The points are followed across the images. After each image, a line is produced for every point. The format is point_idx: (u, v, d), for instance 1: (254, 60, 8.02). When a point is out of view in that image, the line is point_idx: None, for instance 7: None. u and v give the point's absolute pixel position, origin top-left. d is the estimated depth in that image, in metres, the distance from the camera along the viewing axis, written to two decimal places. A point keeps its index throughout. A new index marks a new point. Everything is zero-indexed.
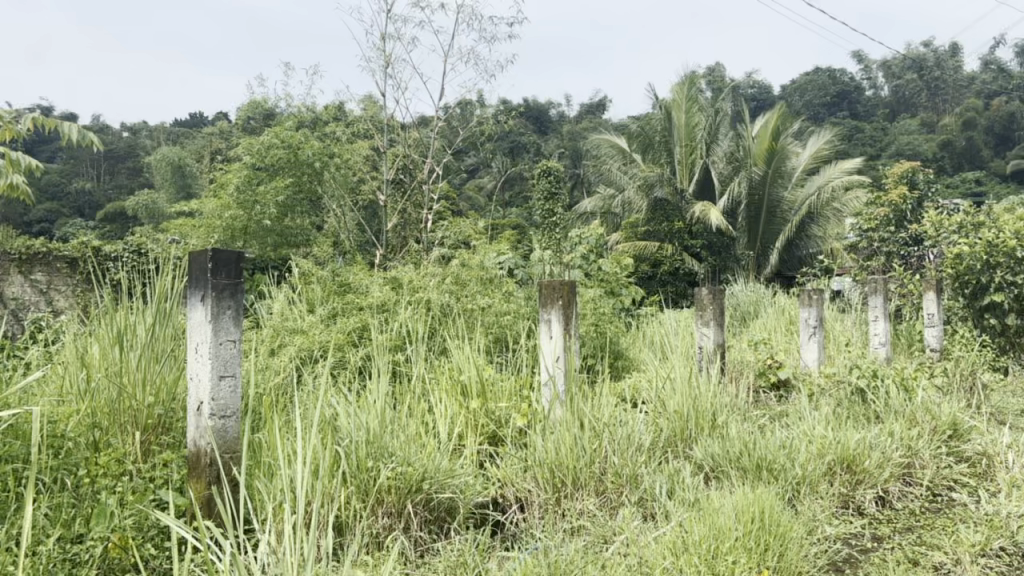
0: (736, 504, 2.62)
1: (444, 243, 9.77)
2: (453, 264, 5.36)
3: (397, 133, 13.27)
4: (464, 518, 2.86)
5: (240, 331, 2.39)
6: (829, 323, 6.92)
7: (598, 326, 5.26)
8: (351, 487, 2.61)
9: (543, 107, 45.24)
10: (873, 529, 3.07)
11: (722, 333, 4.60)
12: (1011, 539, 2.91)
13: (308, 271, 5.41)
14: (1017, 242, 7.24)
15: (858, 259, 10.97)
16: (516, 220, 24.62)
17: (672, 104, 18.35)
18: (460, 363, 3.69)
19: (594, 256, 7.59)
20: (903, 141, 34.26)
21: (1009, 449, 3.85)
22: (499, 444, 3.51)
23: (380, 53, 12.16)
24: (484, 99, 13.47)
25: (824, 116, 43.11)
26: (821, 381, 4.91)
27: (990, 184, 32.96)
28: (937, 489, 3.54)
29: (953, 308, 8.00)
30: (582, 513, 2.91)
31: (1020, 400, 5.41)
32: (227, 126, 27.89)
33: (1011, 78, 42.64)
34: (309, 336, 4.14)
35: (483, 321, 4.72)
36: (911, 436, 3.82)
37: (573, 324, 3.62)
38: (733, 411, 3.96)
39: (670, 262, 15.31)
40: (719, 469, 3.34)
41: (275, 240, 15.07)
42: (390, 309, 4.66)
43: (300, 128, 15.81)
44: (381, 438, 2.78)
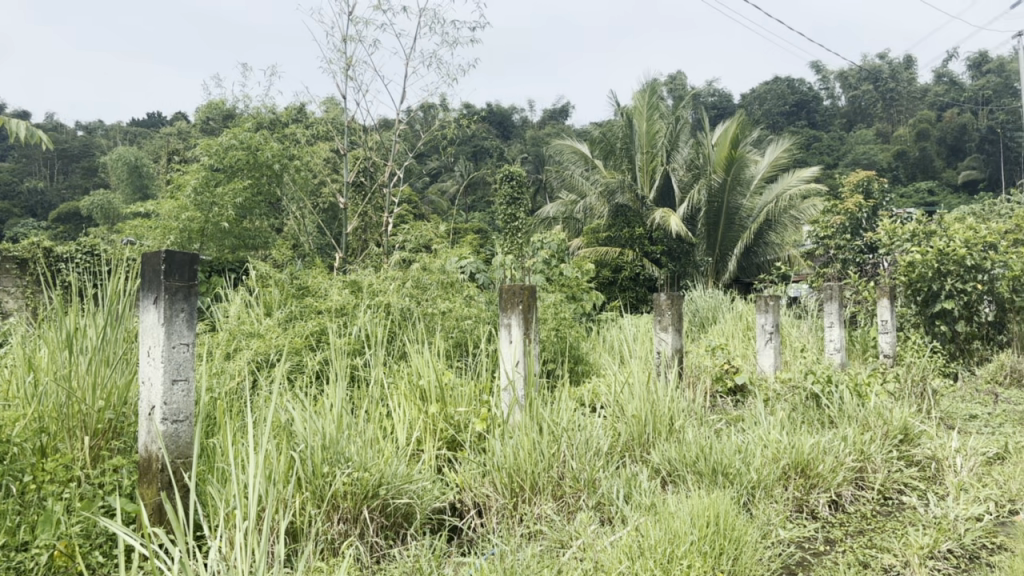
0: (692, 509, 2.65)
1: (406, 246, 9.72)
2: (414, 268, 5.33)
3: (358, 135, 13.21)
4: (420, 523, 2.85)
5: (194, 334, 2.35)
6: (785, 329, 7.00)
7: (559, 331, 5.25)
8: (306, 492, 2.59)
9: (506, 111, 45.23)
10: (825, 532, 3.11)
11: (680, 338, 4.62)
12: (957, 542, 2.99)
13: (266, 274, 5.34)
14: (966, 251, 7.45)
15: (815, 266, 11.14)
16: (477, 226, 24.53)
17: (633, 111, 18.26)
18: (419, 366, 3.66)
19: (555, 262, 7.59)
20: (858, 151, 34.93)
21: (956, 454, 3.96)
22: (458, 449, 3.48)
23: (342, 55, 12.15)
24: (446, 103, 13.46)
25: (782, 124, 43.68)
26: (777, 386, 4.96)
27: (943, 195, 33.74)
28: (888, 492, 3.60)
29: (905, 315, 8.12)
30: (540, 518, 2.91)
31: (969, 406, 5.54)
32: (185, 127, 27.51)
33: (963, 90, 43.66)
34: (265, 340, 4.09)
35: (443, 325, 4.69)
36: (864, 441, 3.87)
37: (533, 329, 3.63)
38: (691, 416, 4.00)
39: (631, 267, 15.09)
40: (676, 473, 3.38)
41: (233, 243, 14.85)
42: (349, 313, 4.61)
43: (259, 129, 15.60)
44: (336, 443, 2.75)
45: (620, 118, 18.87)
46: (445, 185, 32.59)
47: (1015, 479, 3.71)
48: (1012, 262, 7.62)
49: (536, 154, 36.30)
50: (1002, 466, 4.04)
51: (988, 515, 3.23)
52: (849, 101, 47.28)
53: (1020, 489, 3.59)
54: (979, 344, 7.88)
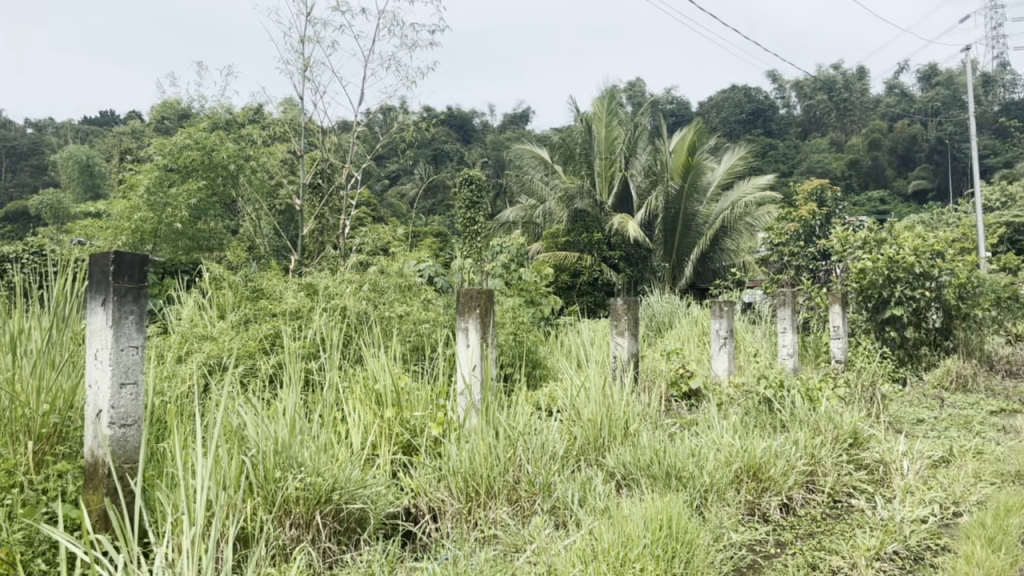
0: (645, 512, 2.67)
1: (365, 248, 9.64)
2: (372, 271, 5.30)
3: (316, 136, 13.11)
4: (375, 528, 2.82)
5: (143, 337, 2.31)
6: (741, 334, 7.09)
7: (516, 335, 5.26)
8: (257, 497, 2.55)
9: (466, 114, 45.14)
10: (776, 535, 3.16)
11: (636, 343, 4.66)
12: (903, 543, 3.05)
13: (219, 276, 5.26)
14: (915, 259, 7.64)
15: (769, 272, 11.27)
16: (435, 229, 24.45)
17: (592, 117, 18.37)
18: (375, 371, 3.63)
19: (515, 266, 7.61)
20: (813, 160, 35.57)
21: (904, 458, 4.05)
22: (413, 455, 3.46)
23: (299, 55, 12.04)
24: (405, 104, 13.40)
25: (738, 133, 44.25)
26: (730, 390, 5.02)
27: (894, 206, 34.55)
28: (838, 496, 3.66)
29: (857, 321, 8.27)
30: (495, 523, 2.92)
31: (917, 411, 5.66)
32: (139, 125, 27.02)
33: (913, 102, 44.63)
34: (218, 343, 4.03)
35: (400, 329, 4.66)
36: (814, 445, 3.93)
37: (490, 332, 3.63)
38: (646, 420, 4.03)
39: (590, 272, 15.18)
40: (630, 477, 3.40)
41: (187, 244, 14.57)
42: (304, 316, 4.56)
43: (214, 129, 15.40)
44: (289, 448, 2.72)
45: (578, 124, 19.00)
46: (404, 189, 32.45)
47: (960, 482, 3.82)
48: (958, 270, 7.81)
49: (496, 158, 36.31)
50: (946, 469, 4.15)
51: (933, 517, 3.31)
52: (804, 111, 48.05)
53: (963, 492, 3.69)
54: (927, 350, 8.09)
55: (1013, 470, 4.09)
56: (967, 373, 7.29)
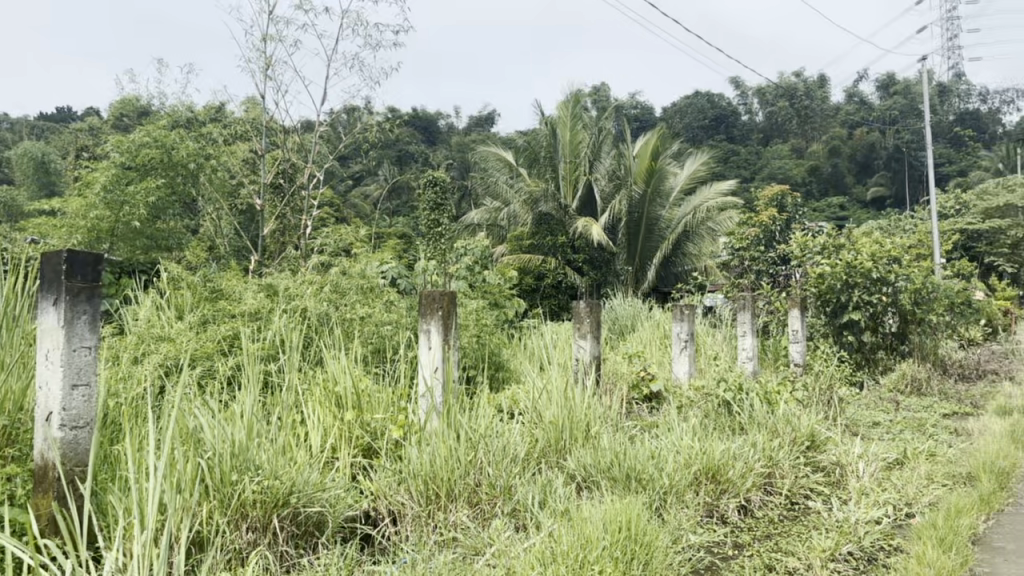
0: (605, 514, 2.69)
1: (327, 249, 9.57)
2: (333, 272, 5.27)
3: (278, 136, 13.00)
4: (333, 533, 2.79)
5: (97, 337, 2.27)
6: (702, 338, 7.15)
7: (479, 338, 5.25)
8: (213, 501, 2.52)
9: (431, 115, 45.06)
10: (735, 537, 3.19)
11: (597, 346, 4.67)
12: (857, 544, 3.10)
13: (177, 277, 5.19)
14: (872, 265, 7.78)
15: (729, 277, 11.38)
16: (398, 231, 24.34)
17: (556, 121, 18.45)
18: (335, 373, 3.60)
19: (479, 269, 7.62)
20: (774, 166, 36.05)
21: (859, 460, 4.12)
22: (373, 457, 3.43)
23: (262, 54, 11.96)
24: (369, 104, 13.34)
25: (700, 138, 44.65)
26: (691, 393, 5.05)
27: (853, 212, 35.18)
28: (795, 498, 3.70)
29: (815, 325, 8.38)
30: (456, 526, 2.91)
31: (873, 413, 5.76)
32: (98, 122, 26.54)
33: (872, 111, 45.42)
34: (175, 344, 3.96)
35: (362, 332, 4.63)
36: (773, 447, 3.98)
37: (452, 334, 3.62)
38: (607, 422, 4.05)
39: (553, 275, 15.21)
40: (591, 479, 3.42)
41: (145, 243, 14.27)
42: (263, 317, 4.52)
43: (174, 128, 15.18)
44: (246, 451, 2.68)
45: (541, 127, 19.05)
46: (368, 190, 32.27)
47: (913, 483, 3.90)
48: (914, 275, 7.97)
49: (461, 160, 36.27)
50: (900, 471, 4.24)
51: (886, 518, 3.39)
52: (765, 117, 48.63)
53: (916, 493, 3.77)
54: (883, 353, 8.24)
55: (966, 472, 4.18)
56: (921, 377, 7.43)
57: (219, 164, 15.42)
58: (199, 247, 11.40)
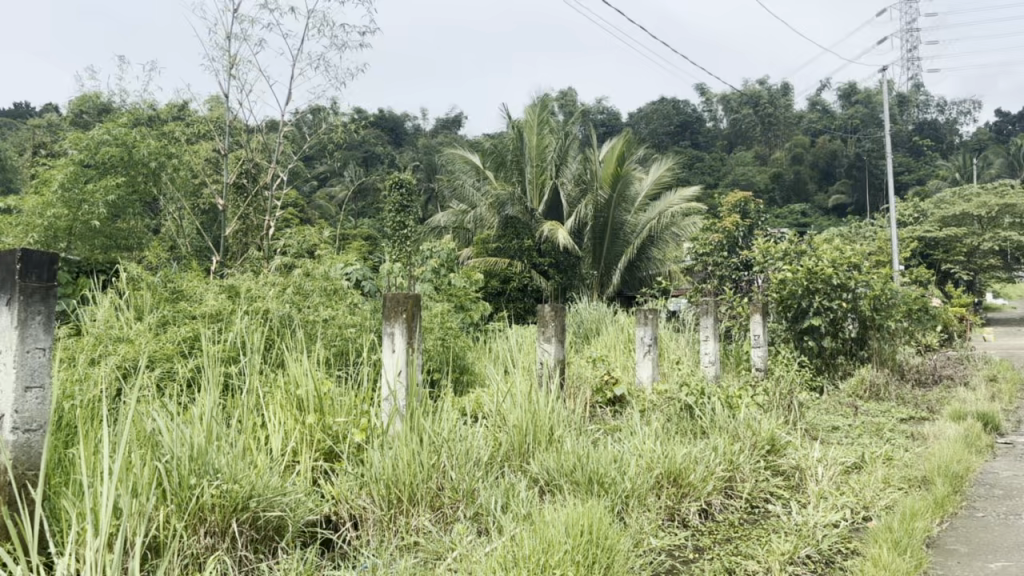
0: (567, 518, 2.70)
1: (291, 249, 9.49)
2: (297, 274, 5.23)
3: (242, 135, 12.88)
4: (293, 537, 2.76)
5: (51, 338, 2.22)
6: (665, 341, 7.21)
7: (444, 341, 5.24)
8: (171, 504, 2.48)
9: (398, 117, 44.93)
10: (695, 540, 3.21)
11: (562, 349, 4.69)
12: (815, 547, 3.14)
13: (137, 277, 5.11)
14: (833, 270, 7.90)
15: (693, 281, 11.48)
16: (363, 233, 24.23)
17: (523, 125, 18.49)
18: (296, 376, 3.55)
19: (445, 271, 7.61)
20: (738, 173, 36.49)
21: (819, 464, 4.17)
22: (335, 461, 3.40)
23: (226, 53, 11.86)
24: (335, 105, 13.27)
25: (666, 144, 44.99)
26: (653, 397, 5.08)
27: (815, 219, 35.68)
28: (755, 501, 3.74)
29: (776, 330, 8.47)
30: (418, 530, 2.90)
31: (832, 418, 5.83)
32: (57, 119, 26.07)
33: (834, 119, 46.11)
34: (133, 346, 3.89)
35: (325, 333, 4.59)
36: (734, 451, 4.01)
37: (416, 337, 3.61)
38: (570, 426, 4.05)
39: (519, 278, 15.21)
40: (553, 483, 3.42)
41: (104, 243, 14.05)
42: (224, 318, 4.46)
43: (135, 125, 14.96)
44: (205, 455, 2.64)
45: (508, 131, 19.08)
46: (333, 191, 32.04)
47: (870, 487, 3.96)
48: (873, 282, 8.11)
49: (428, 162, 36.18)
50: (858, 474, 4.30)
51: (844, 521, 3.44)
52: (729, 124, 49.13)
53: (873, 497, 3.83)
54: (843, 359, 8.36)
55: (920, 475, 4.26)
56: (880, 382, 7.55)
57: (182, 164, 15.24)
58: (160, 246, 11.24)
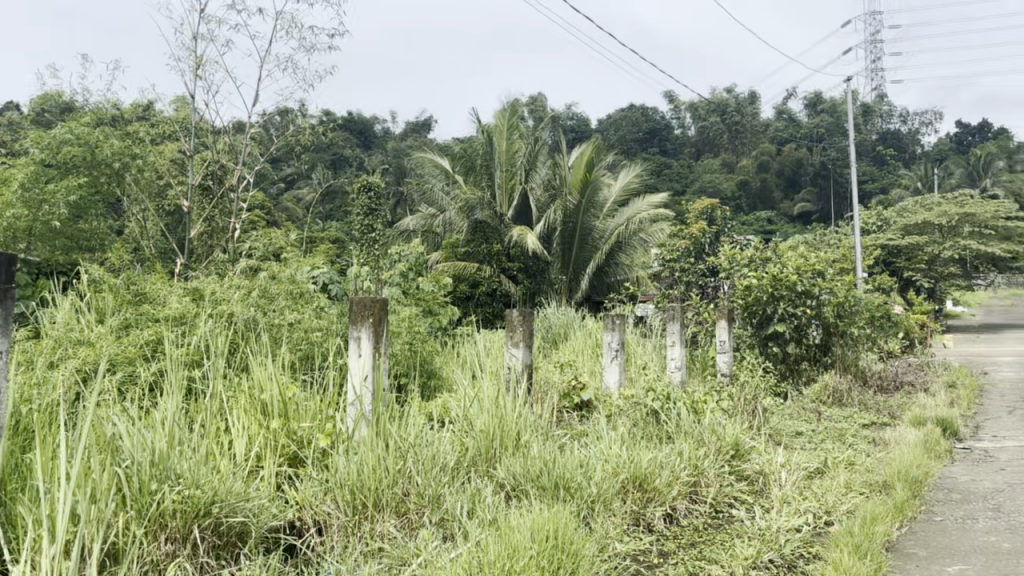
0: (532, 523, 2.70)
1: (258, 251, 9.41)
2: (262, 277, 5.18)
3: (208, 135, 12.74)
4: (255, 543, 2.73)
5: (6, 342, 2.17)
6: (632, 347, 7.24)
7: (412, 345, 5.22)
8: (130, 511, 2.44)
9: (367, 120, 44.75)
10: (660, 545, 3.23)
11: (529, 354, 4.69)
12: (778, 552, 3.18)
13: (98, 278, 5.03)
14: (797, 278, 8.01)
15: (660, 287, 11.55)
16: (331, 236, 24.07)
17: (493, 130, 18.49)
18: (261, 380, 3.50)
19: (413, 275, 7.60)
20: (705, 179, 36.83)
21: (781, 470, 4.22)
22: (299, 466, 3.37)
23: (192, 52, 11.75)
24: (303, 107, 13.20)
25: (634, 150, 45.26)
26: (620, 401, 5.10)
27: (780, 227, 36.11)
28: (719, 506, 3.77)
29: (741, 336, 8.53)
30: (383, 536, 2.89)
31: (795, 423, 5.89)
32: (19, 118, 25.66)
33: (799, 128, 46.74)
34: (94, 349, 3.83)
35: (290, 337, 4.54)
36: (698, 456, 4.04)
37: (383, 341, 3.58)
38: (537, 431, 4.05)
39: (488, 283, 15.20)
40: (519, 488, 3.42)
41: (64, 244, 13.71)
42: (188, 322, 4.39)
43: (99, 125, 14.75)
44: (166, 460, 2.61)
45: (478, 136, 19.06)
46: (301, 194, 31.79)
47: (832, 492, 4.01)
48: (837, 289, 8.21)
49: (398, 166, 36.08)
50: (821, 480, 4.35)
51: (806, 526, 3.48)
52: (696, 132, 49.56)
53: (835, 502, 3.88)
54: (807, 365, 8.46)
55: (881, 480, 4.32)
56: (842, 388, 7.64)
57: (146, 164, 15.05)
58: (123, 248, 11.08)
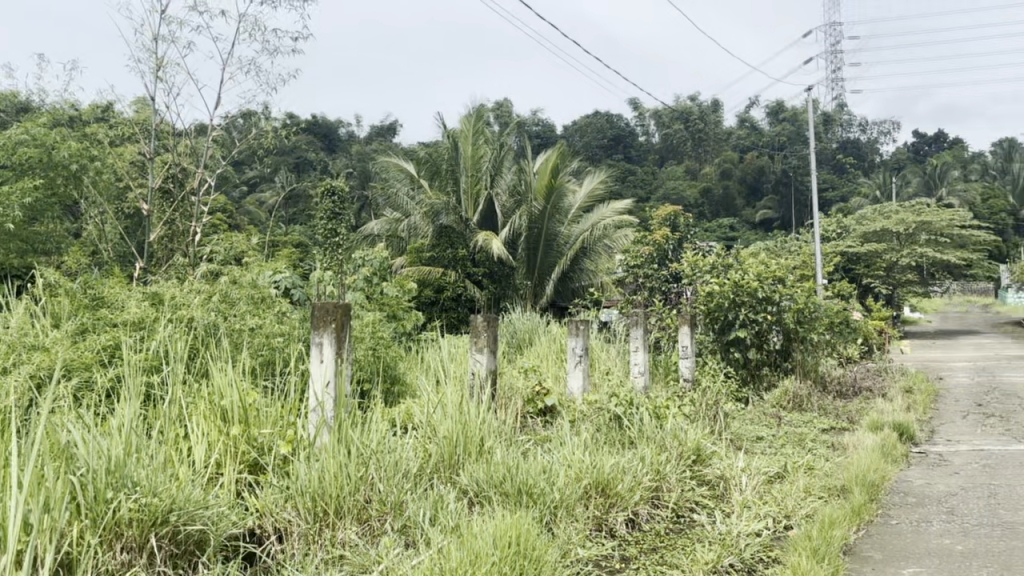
0: (494, 530, 2.70)
1: (219, 253, 9.30)
2: (224, 281, 5.13)
3: (169, 137, 12.58)
4: (214, 552, 2.69)
5: None
6: (596, 352, 7.26)
7: (375, 351, 5.19)
8: (85, 521, 2.40)
9: (331, 124, 44.49)
10: (622, 550, 3.24)
11: (493, 360, 4.68)
12: (738, 557, 3.21)
13: (54, 283, 4.93)
14: (758, 284, 8.11)
15: (624, 293, 11.60)
16: (294, 240, 23.86)
17: (459, 135, 18.46)
18: (221, 386, 3.45)
19: (377, 280, 7.55)
20: (669, 186, 37.15)
21: (742, 474, 4.26)
22: (259, 473, 3.33)
23: (153, 54, 11.61)
24: (267, 110, 13.10)
25: (599, 157, 45.50)
26: (583, 407, 5.11)
27: (743, 233, 36.54)
28: (681, 511, 3.79)
29: (703, 341, 8.59)
30: (344, 544, 2.87)
31: (756, 428, 5.95)
32: None
33: (761, 136, 47.30)
34: (48, 354, 3.75)
35: (251, 343, 4.48)
36: (660, 461, 4.06)
37: (345, 347, 3.56)
38: (500, 437, 4.05)
39: (453, 287, 15.15)
40: (483, 494, 3.41)
41: (19, 246, 13.31)
42: (147, 327, 4.32)
43: (56, 127, 14.51)
44: (123, 467, 2.56)
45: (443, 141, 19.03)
46: (264, 197, 31.48)
47: (791, 496, 4.06)
48: (797, 296, 8.33)
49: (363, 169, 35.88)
50: (780, 484, 4.40)
51: (765, 531, 3.52)
52: (660, 139, 49.94)
53: (794, 506, 3.93)
54: (768, 370, 8.54)
55: (839, 484, 4.38)
56: (802, 393, 7.73)
57: (105, 167, 14.83)
58: (81, 251, 10.89)
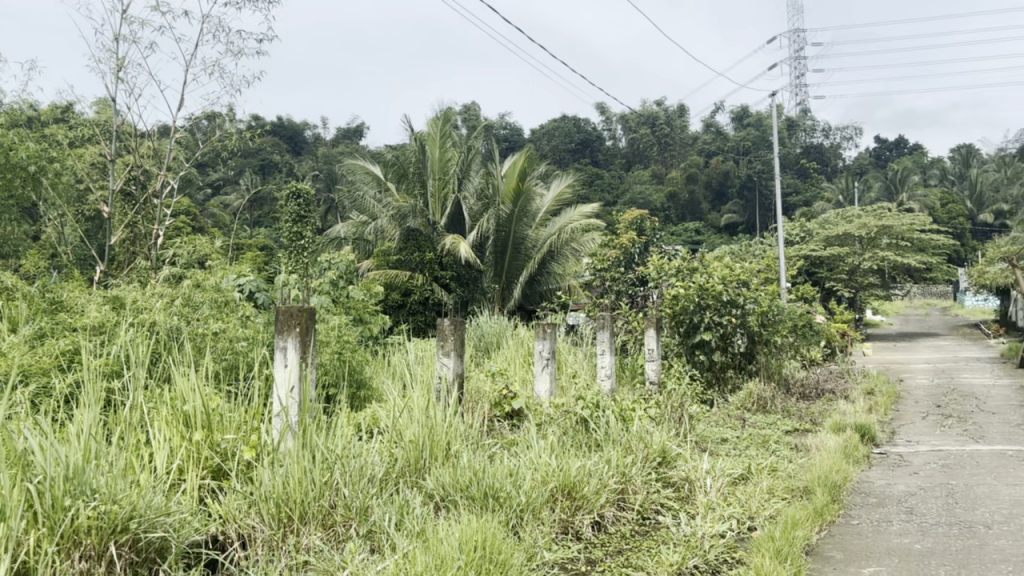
0: (460, 534, 2.69)
1: (183, 256, 9.17)
2: (187, 284, 5.06)
3: (131, 138, 12.40)
4: (176, 559, 2.65)
5: None
6: (563, 355, 7.27)
7: (340, 355, 5.15)
8: (41, 529, 2.35)
9: (297, 126, 44.15)
10: (587, 553, 3.24)
11: (460, 363, 4.67)
12: (703, 558, 3.23)
13: (12, 286, 4.83)
14: (722, 288, 8.19)
15: (591, 296, 11.64)
16: (257, 243, 23.60)
17: (425, 138, 18.40)
18: (183, 390, 3.41)
19: (343, 284, 7.50)
20: (635, 190, 37.39)
21: (707, 476, 4.29)
22: (223, 479, 3.28)
23: (114, 54, 11.43)
24: (231, 112, 12.96)
25: (566, 162, 45.65)
26: (550, 410, 5.12)
27: (708, 237, 36.87)
28: (646, 513, 3.81)
29: (669, 344, 8.64)
30: (308, 549, 2.85)
31: (721, 430, 6.00)
32: None
33: (726, 140, 47.78)
34: (4, 360, 3.67)
35: (214, 347, 4.42)
36: (626, 463, 4.08)
37: (309, 352, 3.53)
38: (467, 441, 4.03)
39: (420, 291, 15.08)
40: (448, 498, 3.39)
41: None
42: (107, 332, 4.24)
43: (13, 127, 14.22)
44: (81, 473, 2.51)
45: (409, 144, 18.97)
46: (229, 199, 31.13)
47: (754, 498, 4.10)
48: (761, 299, 8.43)
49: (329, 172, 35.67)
50: (745, 486, 4.44)
51: (729, 532, 3.56)
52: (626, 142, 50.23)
53: (757, 508, 3.97)
54: (733, 372, 8.61)
55: (801, 486, 4.43)
56: (766, 395, 7.82)
57: (64, 168, 14.57)
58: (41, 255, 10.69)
